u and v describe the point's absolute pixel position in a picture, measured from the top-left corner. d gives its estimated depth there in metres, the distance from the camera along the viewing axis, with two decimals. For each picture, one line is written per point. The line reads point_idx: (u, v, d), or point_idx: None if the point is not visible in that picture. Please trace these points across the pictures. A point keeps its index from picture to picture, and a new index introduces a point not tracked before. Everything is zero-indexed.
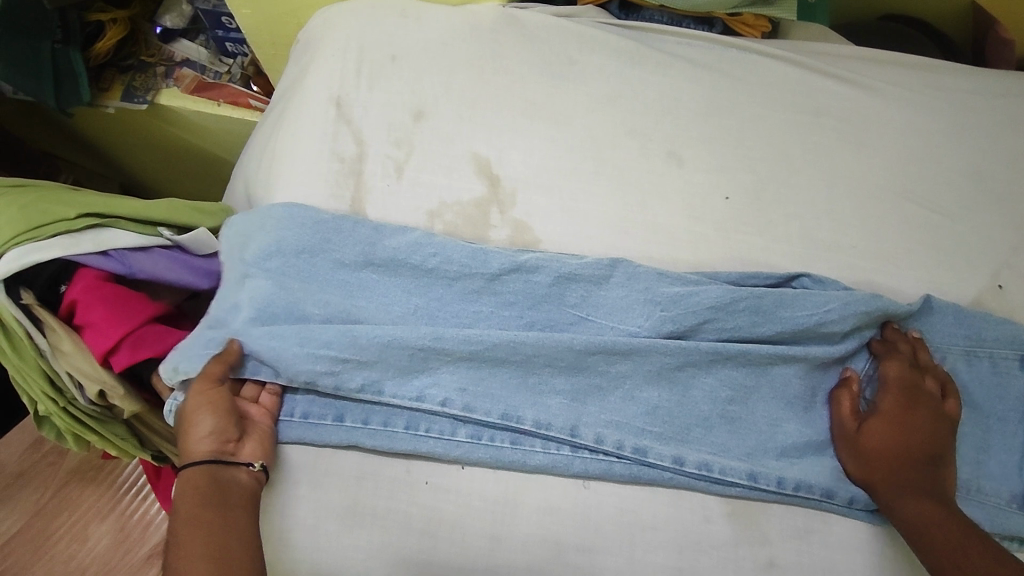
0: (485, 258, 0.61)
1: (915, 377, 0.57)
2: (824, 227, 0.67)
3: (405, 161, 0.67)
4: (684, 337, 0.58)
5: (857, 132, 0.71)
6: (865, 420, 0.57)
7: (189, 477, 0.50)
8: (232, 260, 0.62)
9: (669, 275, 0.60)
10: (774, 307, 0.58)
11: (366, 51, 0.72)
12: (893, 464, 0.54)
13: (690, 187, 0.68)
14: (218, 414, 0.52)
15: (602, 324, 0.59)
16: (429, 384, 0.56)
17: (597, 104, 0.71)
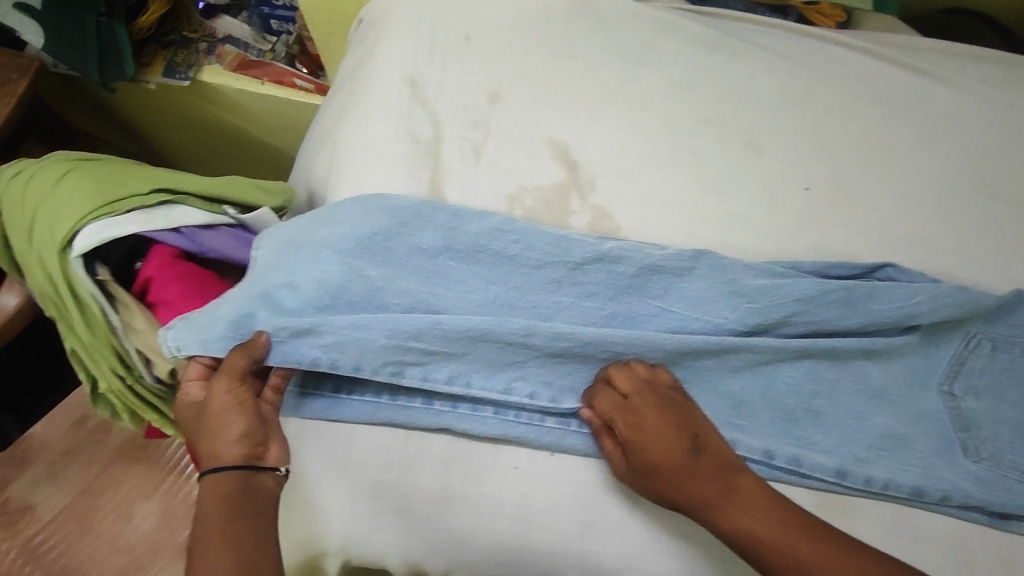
0: (568, 246, 0.59)
1: (617, 402, 0.53)
2: (905, 220, 0.66)
3: (482, 144, 0.66)
4: (770, 330, 0.58)
5: (937, 123, 0.70)
6: (626, 439, 0.52)
7: (213, 483, 0.48)
8: (288, 244, 0.60)
9: (755, 267, 0.59)
10: (863, 300, 0.58)
11: (440, 30, 0.71)
12: (666, 477, 0.50)
13: (769, 178, 0.67)
14: (245, 415, 0.50)
15: (686, 315, 0.58)
16: (515, 377, 0.55)
17: (674, 90, 0.70)
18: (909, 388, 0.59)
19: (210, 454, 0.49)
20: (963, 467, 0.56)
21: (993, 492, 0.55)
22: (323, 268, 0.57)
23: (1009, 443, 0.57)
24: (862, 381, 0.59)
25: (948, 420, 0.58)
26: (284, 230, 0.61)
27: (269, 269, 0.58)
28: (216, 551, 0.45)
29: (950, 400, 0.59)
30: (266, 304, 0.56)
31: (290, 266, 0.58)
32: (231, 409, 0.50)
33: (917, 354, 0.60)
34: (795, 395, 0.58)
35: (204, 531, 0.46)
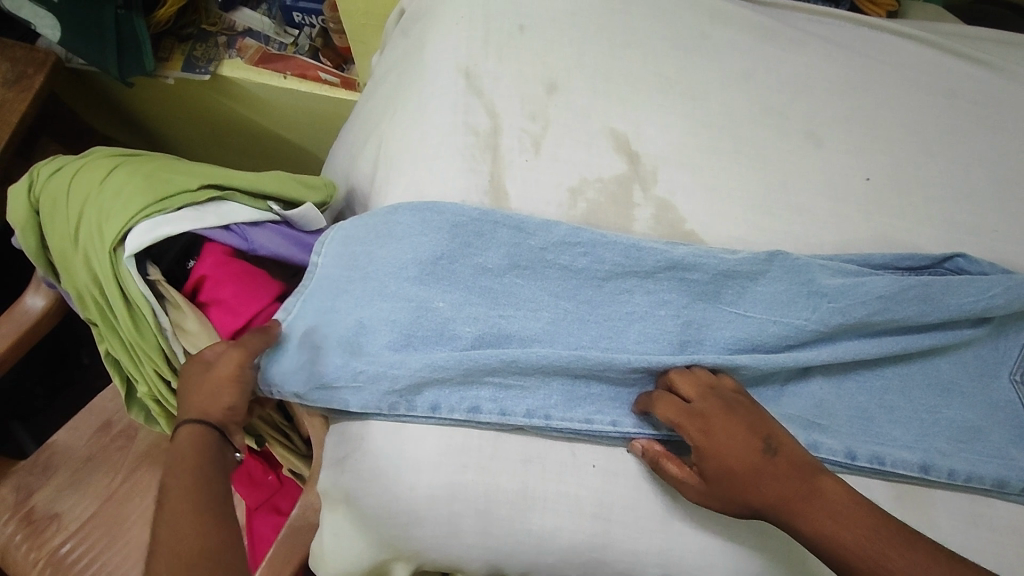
0: (639, 255, 0.57)
1: (682, 408, 0.51)
2: (966, 210, 0.66)
3: (541, 135, 0.65)
4: (849, 329, 0.57)
5: (991, 115, 0.70)
6: (696, 445, 0.49)
7: (183, 433, 0.51)
8: (350, 270, 0.58)
9: (832, 266, 0.58)
10: (941, 296, 0.57)
11: (494, 21, 0.70)
12: (744, 484, 0.48)
13: (830, 168, 0.66)
14: (237, 391, 0.52)
15: (763, 320, 0.56)
16: (594, 408, 0.54)
17: (731, 80, 0.69)
18: (979, 379, 0.58)
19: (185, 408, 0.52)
20: None
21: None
22: (391, 302, 0.55)
23: None
24: (932, 373, 0.58)
25: (1020, 410, 0.58)
26: (346, 254, 0.59)
27: (338, 302, 0.57)
28: (183, 495, 0.47)
29: (1021, 388, 0.58)
30: (341, 343, 0.54)
31: (359, 300, 0.56)
32: (221, 381, 0.52)
33: (987, 344, 0.59)
34: (868, 387, 0.57)
35: (171, 472, 0.49)
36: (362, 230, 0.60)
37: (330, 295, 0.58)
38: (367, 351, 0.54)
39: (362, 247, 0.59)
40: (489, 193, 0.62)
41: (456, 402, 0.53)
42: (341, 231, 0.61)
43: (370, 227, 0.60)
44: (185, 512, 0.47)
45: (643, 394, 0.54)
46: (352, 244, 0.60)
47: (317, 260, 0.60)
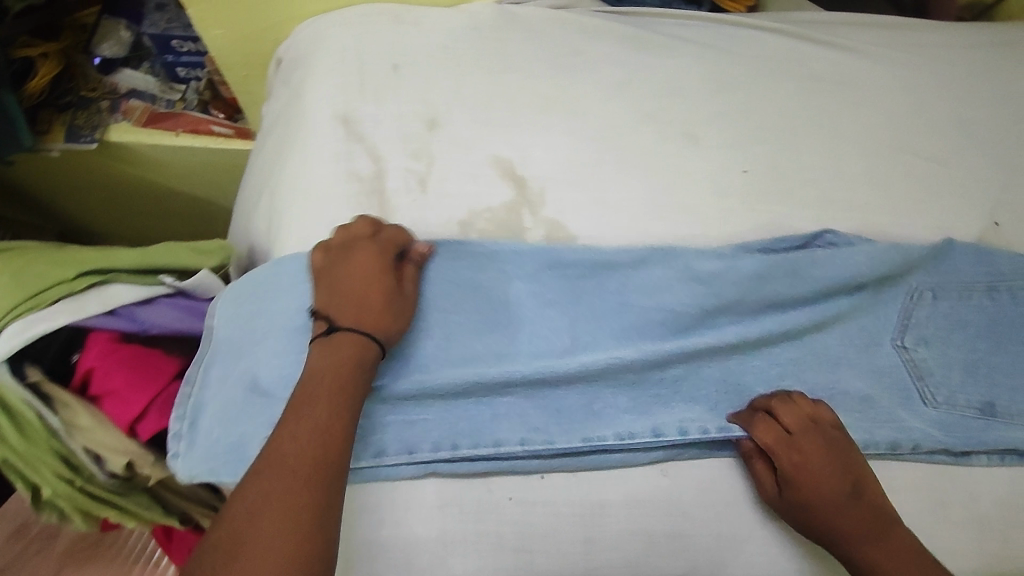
0: (517, 258, 0.60)
1: (782, 437, 0.54)
2: (839, 188, 0.69)
3: (427, 173, 0.65)
4: (728, 305, 0.59)
5: (855, 93, 0.73)
6: (786, 473, 0.53)
7: (347, 337, 0.51)
8: (255, 333, 0.60)
9: (705, 249, 0.62)
10: (806, 266, 0.62)
11: (366, 62, 0.69)
12: (821, 509, 0.52)
13: (712, 165, 0.68)
14: (376, 290, 0.54)
15: (647, 304, 0.59)
16: (501, 430, 0.54)
17: (610, 92, 0.69)
18: (864, 349, 0.62)
19: (347, 309, 0.53)
20: (924, 414, 0.60)
21: (953, 434, 0.59)
22: (290, 355, 0.58)
23: (961, 382, 0.61)
24: (822, 350, 0.61)
25: (904, 372, 0.61)
26: (242, 313, 0.61)
27: (241, 364, 0.59)
28: (327, 393, 0.48)
29: (903, 352, 0.62)
30: (248, 408, 0.56)
31: (260, 357, 0.58)
32: (394, 313, 0.54)
33: (870, 315, 0.63)
34: (768, 371, 0.60)
35: (323, 363, 0.50)
36: (252, 286, 0.62)
37: (235, 354, 0.60)
38: (272, 411, 0.56)
39: (252, 304, 0.61)
40: None
41: (361, 449, 0.53)
42: (230, 291, 0.63)
43: (259, 283, 0.62)
44: (320, 410, 0.48)
45: (739, 412, 0.57)
46: (245, 304, 0.61)
47: (212, 323, 0.62)
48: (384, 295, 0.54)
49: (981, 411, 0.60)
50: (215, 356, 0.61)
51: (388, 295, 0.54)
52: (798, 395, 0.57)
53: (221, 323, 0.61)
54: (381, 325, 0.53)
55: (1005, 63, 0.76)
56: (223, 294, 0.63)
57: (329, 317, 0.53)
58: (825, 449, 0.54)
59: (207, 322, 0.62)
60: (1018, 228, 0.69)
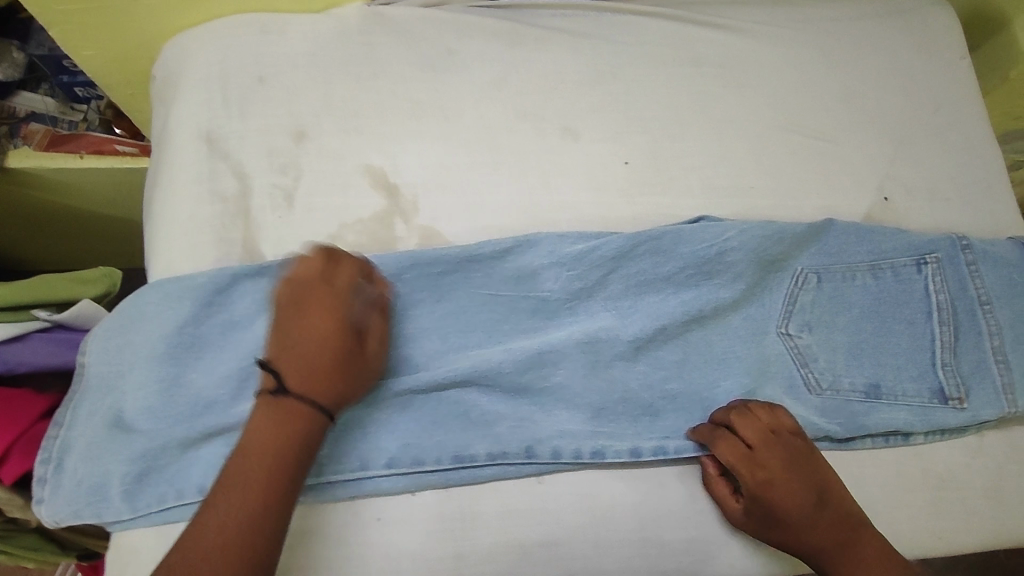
0: (379, 262, 0.58)
1: (744, 455, 0.54)
2: (722, 172, 0.67)
3: (293, 187, 0.63)
4: (593, 293, 0.59)
5: (740, 75, 0.71)
6: (753, 491, 0.53)
7: (297, 407, 0.47)
8: (119, 366, 0.57)
9: (571, 233, 0.59)
10: (672, 245, 0.59)
11: (230, 77, 0.66)
12: (791, 525, 0.53)
13: (591, 161, 0.66)
14: (332, 353, 0.49)
15: (513, 297, 0.58)
16: (369, 449, 0.53)
17: (484, 92, 0.67)
18: (750, 340, 0.60)
19: (298, 369, 0.48)
20: (809, 402, 0.59)
21: (836, 420, 0.58)
22: (157, 389, 0.55)
23: (846, 366, 0.60)
24: (705, 342, 0.60)
25: (787, 360, 0.60)
26: (113, 347, 0.58)
27: (106, 401, 0.56)
28: (276, 456, 0.46)
29: (788, 339, 0.61)
30: (112, 449, 0.54)
31: (127, 393, 0.56)
32: (346, 375, 0.49)
33: (753, 304, 0.61)
34: (650, 370, 0.58)
35: (273, 420, 0.47)
36: (123, 320, 0.58)
37: (101, 391, 0.57)
38: (129, 451, 0.53)
39: (121, 338, 0.58)
40: (242, 258, 0.60)
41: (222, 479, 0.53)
42: (104, 323, 0.59)
43: (130, 316, 0.58)
44: (261, 465, 0.45)
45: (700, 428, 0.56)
46: (114, 337, 0.58)
47: (85, 360, 0.58)
48: (336, 357, 0.49)
49: (864, 395, 0.59)
50: (85, 394, 0.57)
51: (341, 358, 0.49)
52: (753, 405, 0.56)
53: (95, 357, 0.58)
54: (334, 390, 0.48)
55: (891, 36, 0.75)
56: (100, 327, 0.59)
57: (278, 375, 0.48)
58: (789, 461, 0.53)
59: (79, 360, 0.58)
60: (907, 202, 0.68)
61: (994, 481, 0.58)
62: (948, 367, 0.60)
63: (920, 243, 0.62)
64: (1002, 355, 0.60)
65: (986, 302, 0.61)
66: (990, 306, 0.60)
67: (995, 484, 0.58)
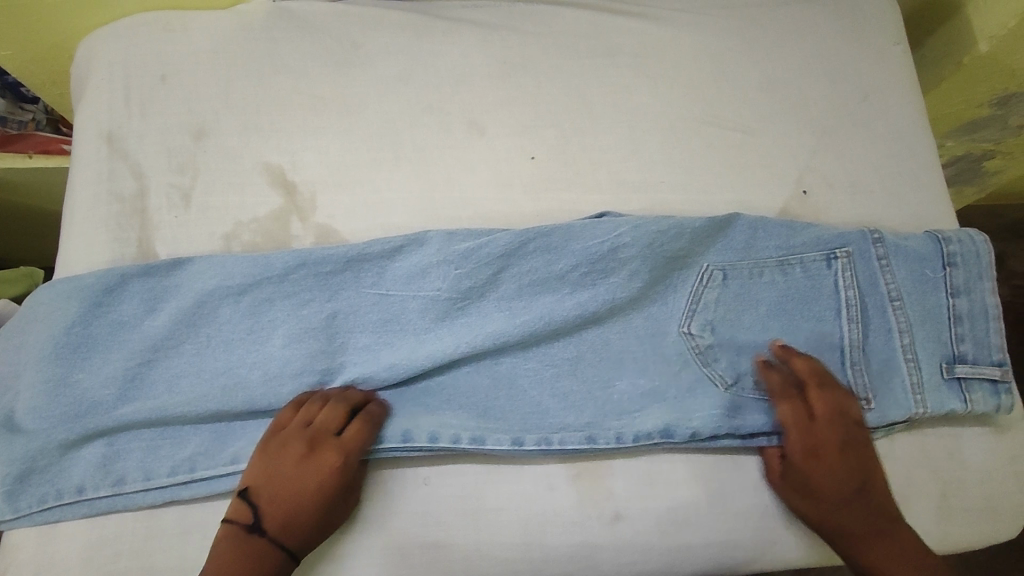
0: (265, 261, 0.57)
1: (803, 423, 0.54)
2: (631, 167, 0.65)
3: (190, 187, 0.62)
4: (484, 293, 0.57)
5: (656, 64, 0.69)
6: (796, 460, 0.53)
7: (260, 548, 0.49)
8: (12, 366, 0.57)
9: (461, 231, 0.58)
10: (564, 242, 0.58)
11: (132, 75, 0.66)
12: (828, 502, 0.52)
13: (496, 156, 0.65)
14: (315, 498, 0.50)
15: (403, 297, 0.57)
16: (245, 445, 0.54)
17: (388, 87, 0.66)
18: (648, 339, 0.58)
19: (280, 509, 0.50)
20: (715, 398, 0.56)
21: (739, 418, 0.55)
22: (46, 390, 0.54)
23: (751, 364, 0.57)
24: (601, 341, 0.58)
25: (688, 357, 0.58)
26: (10, 345, 0.57)
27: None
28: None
29: (691, 339, 0.58)
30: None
31: (15, 393, 0.55)
32: (323, 524, 0.51)
33: (655, 302, 0.59)
34: (541, 363, 0.57)
35: (246, 541, 0.49)
36: (20, 320, 0.58)
37: None
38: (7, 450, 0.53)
39: (17, 337, 0.57)
40: (137, 257, 0.60)
41: (101, 477, 0.52)
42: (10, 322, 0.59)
43: (27, 315, 0.58)
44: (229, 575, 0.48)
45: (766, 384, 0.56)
46: (12, 336, 0.58)
47: None
48: (317, 511, 0.50)
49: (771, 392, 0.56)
50: None
51: (321, 513, 0.50)
52: (838, 384, 0.56)
53: None
54: (303, 538, 0.50)
55: (819, 20, 0.72)
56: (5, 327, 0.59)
57: (255, 510, 0.50)
58: (848, 443, 0.53)
59: None
60: (826, 196, 0.65)
61: (904, 486, 0.55)
62: (856, 365, 0.57)
63: (831, 237, 0.59)
64: (915, 354, 0.56)
65: (897, 299, 0.57)
66: (900, 303, 0.57)
67: (905, 488, 0.55)
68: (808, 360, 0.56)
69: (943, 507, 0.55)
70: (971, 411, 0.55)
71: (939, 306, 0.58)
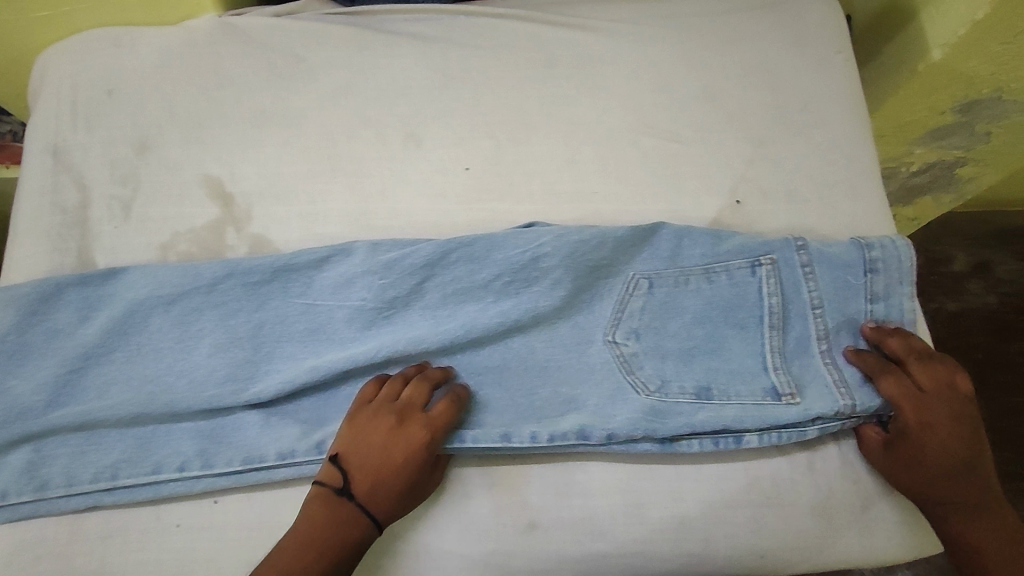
0: (196, 272, 0.59)
1: (916, 392, 0.55)
2: (565, 177, 0.65)
3: (131, 199, 0.64)
4: (408, 303, 0.58)
5: (594, 75, 0.69)
6: (909, 429, 0.54)
7: (353, 513, 0.51)
8: None
9: (386, 242, 0.59)
10: (486, 252, 0.58)
11: (79, 89, 0.67)
12: (938, 476, 0.53)
13: (431, 167, 0.65)
14: (402, 469, 0.52)
15: (329, 306, 0.58)
16: (166, 452, 0.54)
17: (327, 99, 0.67)
18: (573, 348, 0.58)
19: (369, 486, 0.51)
20: (634, 403, 0.56)
21: (661, 420, 0.55)
22: None
23: (675, 370, 0.57)
24: (525, 349, 0.58)
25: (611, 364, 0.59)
26: None
27: None
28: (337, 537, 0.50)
29: (615, 347, 0.58)
30: None
31: None
32: (410, 493, 0.52)
33: (580, 311, 0.59)
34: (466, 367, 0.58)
35: (346, 504, 0.51)
36: None
37: None
38: None
39: None
40: (78, 266, 0.62)
41: (25, 483, 0.54)
42: None
43: None
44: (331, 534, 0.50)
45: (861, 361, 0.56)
46: None
47: None
48: (405, 483, 0.52)
49: (694, 397, 0.56)
50: None
51: (407, 487, 0.52)
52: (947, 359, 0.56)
53: None
54: (392, 507, 0.52)
55: (762, 30, 0.72)
56: None
57: (346, 475, 0.52)
58: (963, 415, 0.54)
59: None
60: (761, 205, 0.65)
61: (823, 499, 0.56)
62: (777, 369, 0.57)
63: (755, 246, 0.59)
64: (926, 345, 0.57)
65: (817, 306, 0.58)
66: (821, 310, 0.58)
67: (823, 502, 0.56)
68: (902, 338, 0.57)
69: (862, 520, 0.56)
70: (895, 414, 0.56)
71: (859, 312, 0.58)
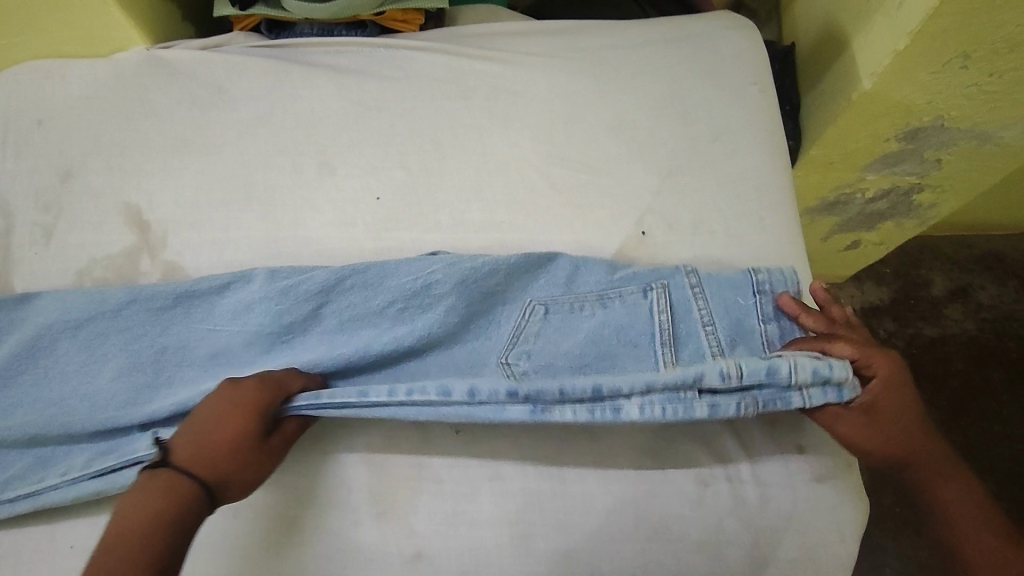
0: (103, 297, 0.61)
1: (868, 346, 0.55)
2: (474, 207, 0.66)
3: (52, 225, 0.66)
4: (303, 328, 0.59)
5: (506, 106, 0.70)
6: (875, 382, 0.53)
7: (171, 479, 0.48)
8: None
9: (286, 268, 0.61)
10: (380, 278, 0.60)
11: (11, 119, 0.70)
12: (908, 427, 0.52)
13: (342, 196, 0.67)
14: (227, 428, 0.50)
15: (227, 330, 0.59)
16: (53, 467, 0.56)
17: (246, 129, 0.70)
18: (466, 370, 0.58)
19: (199, 459, 0.49)
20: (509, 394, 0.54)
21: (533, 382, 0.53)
22: None
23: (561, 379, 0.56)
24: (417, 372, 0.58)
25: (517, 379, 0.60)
26: None
27: None
28: (154, 504, 0.46)
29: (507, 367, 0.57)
30: None
31: None
32: (239, 450, 0.50)
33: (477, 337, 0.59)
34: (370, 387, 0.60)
35: (160, 475, 0.48)
36: None
37: None
38: None
39: None
40: None
41: None
42: None
43: None
44: (148, 503, 0.47)
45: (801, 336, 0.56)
46: None
47: None
48: (231, 440, 0.50)
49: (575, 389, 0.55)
50: None
51: (234, 442, 0.50)
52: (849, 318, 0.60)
53: None
54: (216, 467, 0.49)
55: (676, 61, 0.73)
56: None
57: (168, 452, 0.50)
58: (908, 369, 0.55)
59: None
60: (666, 235, 0.65)
61: (713, 532, 0.55)
62: None
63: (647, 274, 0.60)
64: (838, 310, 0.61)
65: (709, 324, 0.57)
66: (712, 328, 0.57)
67: (714, 537, 0.55)
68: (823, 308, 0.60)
69: (754, 555, 0.55)
70: (801, 385, 0.52)
71: (756, 332, 0.57)
